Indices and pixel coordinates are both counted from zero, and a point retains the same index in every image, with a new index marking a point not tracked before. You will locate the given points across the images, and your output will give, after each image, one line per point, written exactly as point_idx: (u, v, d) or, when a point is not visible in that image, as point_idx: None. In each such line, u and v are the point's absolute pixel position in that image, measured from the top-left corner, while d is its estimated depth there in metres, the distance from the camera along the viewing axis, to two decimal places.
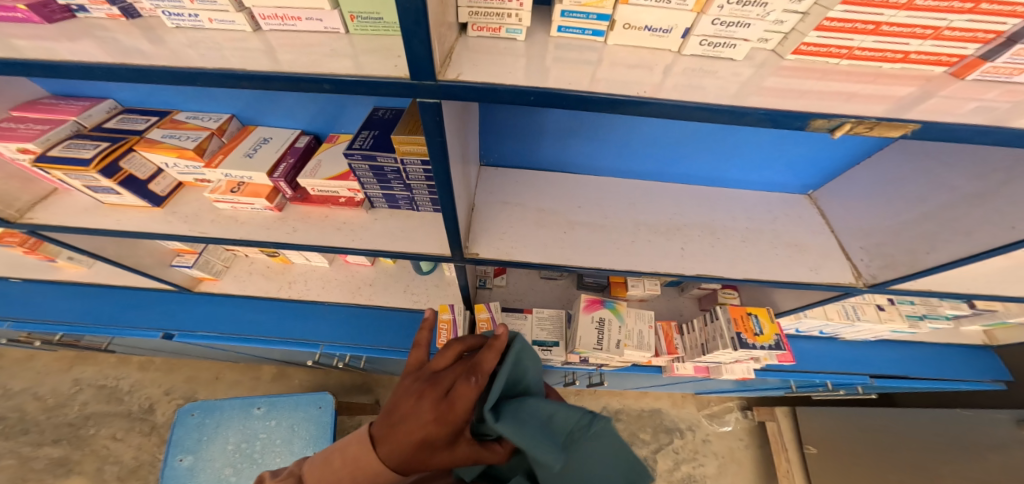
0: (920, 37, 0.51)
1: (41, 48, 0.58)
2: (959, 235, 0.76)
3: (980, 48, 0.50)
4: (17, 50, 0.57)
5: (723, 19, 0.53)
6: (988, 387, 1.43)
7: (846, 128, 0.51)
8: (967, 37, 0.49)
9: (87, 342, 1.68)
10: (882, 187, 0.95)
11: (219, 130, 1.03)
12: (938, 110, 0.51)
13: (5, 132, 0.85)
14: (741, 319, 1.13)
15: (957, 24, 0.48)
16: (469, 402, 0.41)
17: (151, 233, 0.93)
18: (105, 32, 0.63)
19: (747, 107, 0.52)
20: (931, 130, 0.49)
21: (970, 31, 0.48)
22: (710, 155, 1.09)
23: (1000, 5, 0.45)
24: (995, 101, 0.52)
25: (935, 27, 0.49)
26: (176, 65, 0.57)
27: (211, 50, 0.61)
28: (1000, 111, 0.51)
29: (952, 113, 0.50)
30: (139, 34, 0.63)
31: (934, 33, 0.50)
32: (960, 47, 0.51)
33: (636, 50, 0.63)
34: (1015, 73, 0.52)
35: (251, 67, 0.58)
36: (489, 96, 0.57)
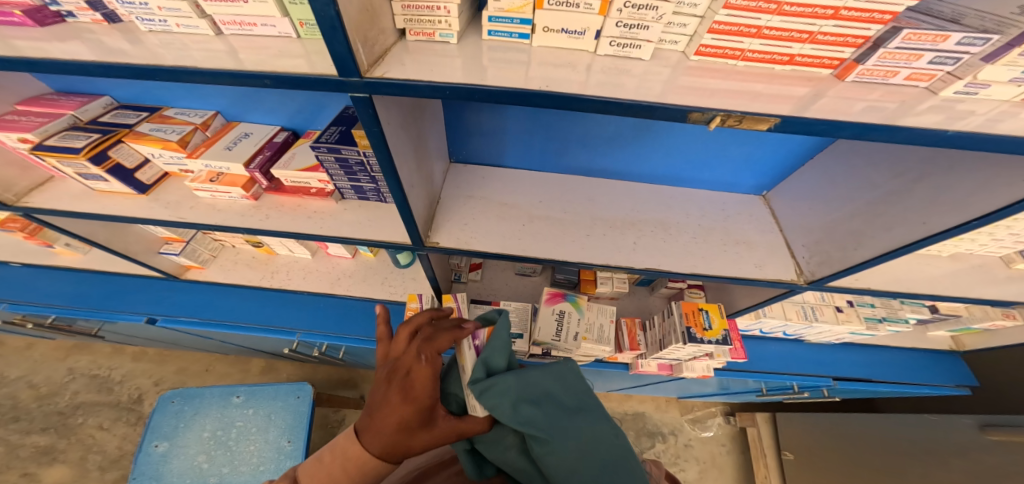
0: (799, 41, 0.55)
1: (32, 48, 0.65)
2: (882, 230, 0.79)
3: (854, 52, 0.55)
4: (12, 49, 0.65)
5: (625, 21, 0.60)
6: (951, 392, 1.45)
7: (717, 121, 0.55)
8: (840, 41, 0.53)
9: (80, 328, 1.76)
10: (821, 186, 0.98)
11: (203, 125, 1.09)
12: (826, 109, 0.54)
13: (7, 123, 0.93)
14: (691, 314, 1.17)
15: (826, 29, 0.52)
16: (428, 381, 0.53)
17: (133, 218, 1.00)
18: (93, 35, 0.70)
19: (652, 102, 0.56)
20: (818, 126, 0.53)
21: (840, 36, 0.52)
22: (663, 156, 1.12)
23: (858, 12, 0.49)
24: (878, 101, 0.55)
25: (810, 31, 0.53)
26: (144, 62, 0.64)
27: (178, 51, 0.67)
28: (888, 110, 0.54)
29: (841, 111, 0.54)
30: (120, 37, 0.69)
31: (810, 37, 0.54)
32: (837, 51, 0.55)
33: (558, 52, 0.68)
34: (888, 76, 0.55)
35: (209, 65, 0.63)
36: (410, 91, 0.62)
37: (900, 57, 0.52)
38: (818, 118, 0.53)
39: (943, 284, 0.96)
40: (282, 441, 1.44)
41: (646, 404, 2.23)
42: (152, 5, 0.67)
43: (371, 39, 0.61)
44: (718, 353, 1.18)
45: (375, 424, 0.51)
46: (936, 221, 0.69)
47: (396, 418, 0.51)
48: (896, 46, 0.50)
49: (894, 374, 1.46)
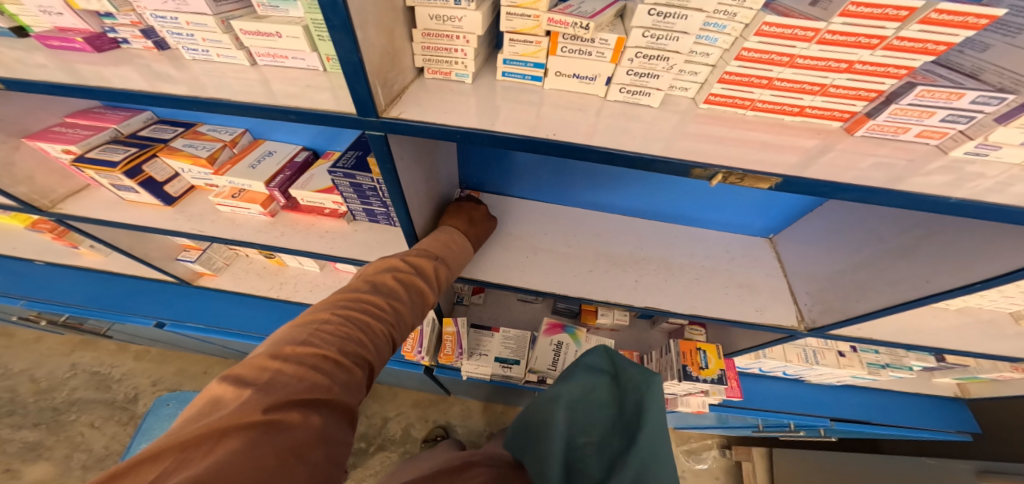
0: (811, 93, 0.58)
1: (92, 72, 0.71)
2: (885, 285, 0.80)
3: (866, 105, 0.57)
4: (73, 72, 0.70)
5: (635, 70, 0.63)
6: (952, 437, 1.43)
7: (721, 178, 0.57)
8: (852, 94, 0.56)
9: (90, 325, 1.79)
10: (829, 234, 0.99)
11: (232, 142, 1.13)
12: (835, 164, 0.57)
13: (54, 135, 0.98)
14: (689, 353, 1.17)
15: (839, 82, 0.55)
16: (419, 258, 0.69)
17: (156, 229, 1.03)
18: (144, 61, 0.74)
19: (662, 157, 0.58)
20: (825, 187, 0.54)
21: (853, 88, 0.55)
22: (668, 196, 1.15)
23: (872, 67, 0.52)
24: (889, 157, 0.58)
25: (822, 84, 0.56)
26: (186, 92, 0.67)
27: (217, 80, 0.71)
28: (897, 168, 0.56)
29: (851, 169, 0.56)
30: (167, 63, 0.74)
31: (821, 90, 0.57)
32: (849, 104, 0.58)
33: (569, 94, 0.71)
34: (899, 131, 0.58)
35: (242, 96, 0.67)
36: (425, 133, 0.65)
37: (912, 114, 0.54)
38: (824, 179, 0.54)
39: (947, 334, 0.96)
40: None
41: None
42: (196, 37, 0.72)
43: (390, 79, 0.64)
44: (713, 391, 1.17)
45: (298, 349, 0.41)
46: (939, 280, 0.71)
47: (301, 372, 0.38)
48: (909, 102, 0.53)
49: (897, 418, 1.44)
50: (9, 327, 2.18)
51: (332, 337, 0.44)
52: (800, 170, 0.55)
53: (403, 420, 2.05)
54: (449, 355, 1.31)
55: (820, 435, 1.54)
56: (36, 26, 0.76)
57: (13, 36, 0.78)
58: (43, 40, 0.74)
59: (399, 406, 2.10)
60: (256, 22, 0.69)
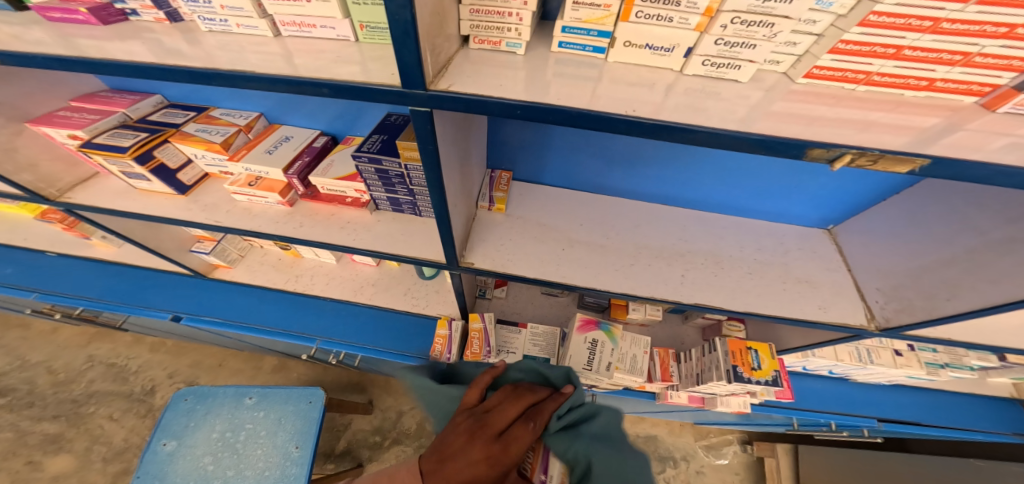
0: (947, 63, 0.46)
1: (95, 47, 0.62)
2: (986, 283, 0.70)
3: (1014, 78, 0.45)
4: (75, 48, 0.62)
5: (727, 39, 0.52)
6: (1005, 439, 1.35)
7: (847, 160, 0.47)
8: (1002, 64, 0.44)
9: (104, 319, 1.75)
10: (907, 224, 0.88)
11: (247, 127, 1.05)
12: (959, 144, 0.45)
13: (59, 119, 0.91)
14: (739, 352, 1.09)
15: (989, 49, 0.43)
16: (524, 442, 0.52)
17: (168, 219, 0.95)
18: (153, 34, 0.66)
19: (762, 136, 0.48)
20: (967, 170, 0.44)
21: (1006, 57, 0.43)
22: (719, 183, 1.05)
23: None
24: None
25: (966, 52, 0.44)
26: (202, 65, 0.59)
27: (236, 53, 0.62)
28: None
29: (978, 149, 0.45)
30: (179, 36, 0.65)
31: (963, 59, 0.45)
32: (993, 75, 0.46)
33: (637, 68, 0.60)
34: None
35: (267, 70, 0.58)
36: (477, 108, 0.56)
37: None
38: (967, 158, 0.44)
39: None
40: (289, 447, 1.40)
41: (660, 427, 2.09)
42: (214, 3, 0.63)
43: (437, 46, 0.55)
44: (762, 392, 1.10)
45: (504, 450, 0.51)
46: None
47: (477, 473, 0.50)
48: None
49: (945, 418, 1.36)
50: (24, 318, 2.15)
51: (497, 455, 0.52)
52: (933, 145, 0.45)
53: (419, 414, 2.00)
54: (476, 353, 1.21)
55: (863, 435, 1.47)
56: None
57: (11, 9, 0.69)
58: (43, 11, 0.66)
59: None
60: None
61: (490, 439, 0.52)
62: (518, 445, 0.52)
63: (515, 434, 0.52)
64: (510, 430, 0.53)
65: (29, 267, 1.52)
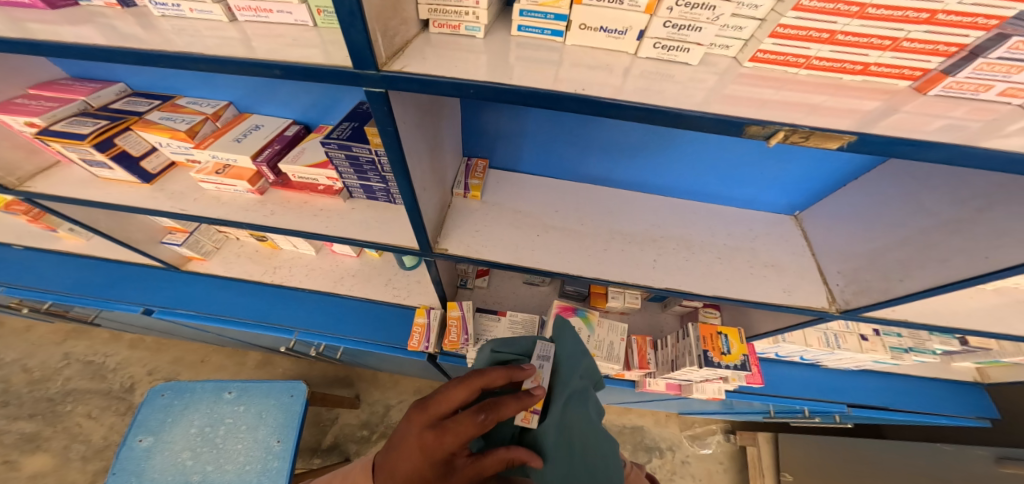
0: (879, 48, 0.47)
1: (46, 31, 0.61)
2: (934, 262, 0.72)
3: (942, 61, 0.46)
4: (23, 31, 0.61)
5: (674, 21, 0.52)
6: (969, 422, 1.40)
7: (782, 136, 0.48)
8: (928, 49, 0.45)
9: (77, 314, 1.71)
10: (865, 208, 0.91)
11: (215, 115, 1.03)
12: (899, 125, 0.46)
13: (16, 106, 0.88)
14: (710, 337, 1.12)
15: (915, 35, 0.44)
16: (462, 436, 0.45)
17: (134, 208, 0.93)
18: (105, 19, 0.64)
19: (709, 115, 0.48)
20: (902, 147, 0.45)
21: (930, 43, 0.44)
22: (690, 170, 1.06)
23: (959, 16, 0.41)
24: (963, 119, 0.47)
25: (894, 37, 0.45)
26: (154, 48, 0.58)
27: (190, 37, 0.61)
28: (970, 130, 0.46)
29: (916, 129, 0.46)
30: (133, 21, 0.64)
31: (892, 44, 0.46)
32: (922, 60, 0.47)
33: (593, 51, 0.61)
34: (981, 90, 0.47)
35: (220, 53, 0.57)
36: (432, 88, 0.56)
37: (999, 69, 0.43)
38: (900, 136, 0.45)
39: (998, 310, 0.87)
40: (270, 441, 1.39)
41: (646, 418, 2.12)
42: None
43: (391, 28, 0.55)
44: (733, 377, 1.13)
45: (438, 439, 0.45)
46: (1001, 255, 0.62)
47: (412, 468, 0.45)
48: (998, 56, 0.42)
49: (913, 402, 1.40)
50: None
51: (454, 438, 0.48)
52: (873, 127, 0.46)
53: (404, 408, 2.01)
54: (454, 341, 1.23)
55: (836, 421, 1.50)
56: None
57: None
58: None
59: (400, 393, 2.05)
60: None
61: (429, 424, 0.47)
62: (454, 437, 0.45)
63: (456, 424, 0.45)
64: (451, 420, 0.46)
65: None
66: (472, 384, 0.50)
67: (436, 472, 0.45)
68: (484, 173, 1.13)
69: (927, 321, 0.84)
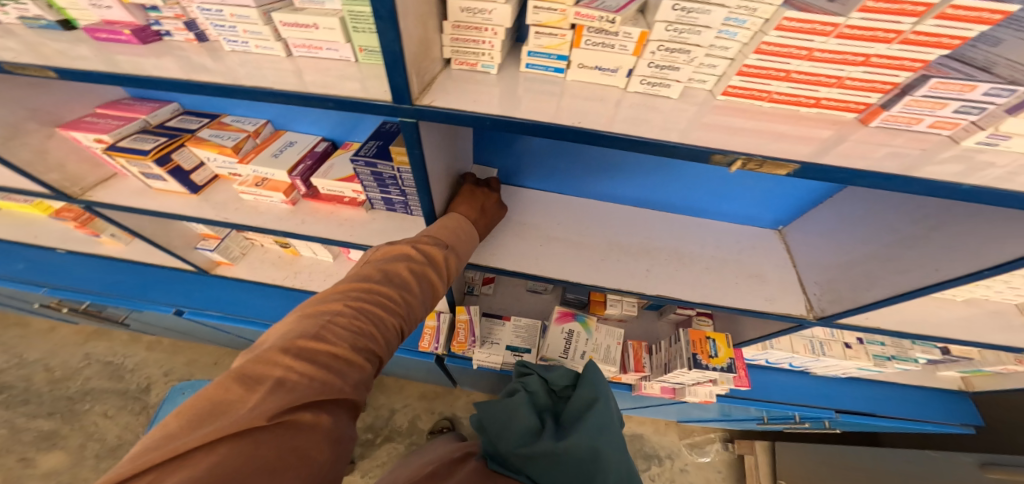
0: (827, 85, 0.55)
1: (131, 62, 0.73)
2: (895, 274, 0.82)
3: (881, 97, 0.55)
4: (114, 63, 0.73)
5: (657, 62, 0.64)
6: (955, 430, 1.45)
7: (739, 164, 0.58)
8: (868, 86, 0.53)
9: (108, 313, 1.83)
10: (839, 226, 1.01)
11: (255, 133, 1.15)
12: (848, 152, 0.55)
13: (87, 124, 1.02)
14: (699, 341, 1.20)
15: (856, 74, 0.52)
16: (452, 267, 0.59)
17: (183, 216, 1.06)
18: (183, 52, 0.77)
19: (684, 144, 0.58)
20: (848, 174, 0.54)
21: (869, 81, 0.53)
22: (679, 187, 1.17)
23: (889, 60, 0.49)
24: (902, 147, 0.56)
25: (838, 76, 0.54)
26: (225, 81, 0.70)
27: (253, 70, 0.74)
28: (911, 157, 0.54)
29: (864, 157, 0.55)
30: (205, 54, 0.77)
31: (838, 82, 0.55)
32: (864, 95, 0.56)
33: (590, 86, 0.72)
34: (913, 122, 0.55)
35: (281, 85, 0.69)
36: (455, 120, 0.67)
37: (925, 105, 0.52)
38: (844, 166, 0.54)
39: (966, 317, 0.95)
40: None
41: (645, 426, 2.17)
42: (237, 28, 0.74)
43: (422, 69, 0.67)
44: (721, 380, 1.19)
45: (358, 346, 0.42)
46: (948, 268, 0.72)
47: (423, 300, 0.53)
48: (922, 94, 0.50)
49: (900, 410, 1.45)
50: (26, 317, 2.22)
51: (427, 285, 0.52)
52: (829, 155, 0.55)
53: (410, 412, 2.09)
54: (462, 343, 1.33)
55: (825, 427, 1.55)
56: (85, 19, 0.79)
57: (61, 29, 0.79)
58: (91, 32, 0.76)
59: (407, 397, 2.14)
60: (294, 14, 0.71)
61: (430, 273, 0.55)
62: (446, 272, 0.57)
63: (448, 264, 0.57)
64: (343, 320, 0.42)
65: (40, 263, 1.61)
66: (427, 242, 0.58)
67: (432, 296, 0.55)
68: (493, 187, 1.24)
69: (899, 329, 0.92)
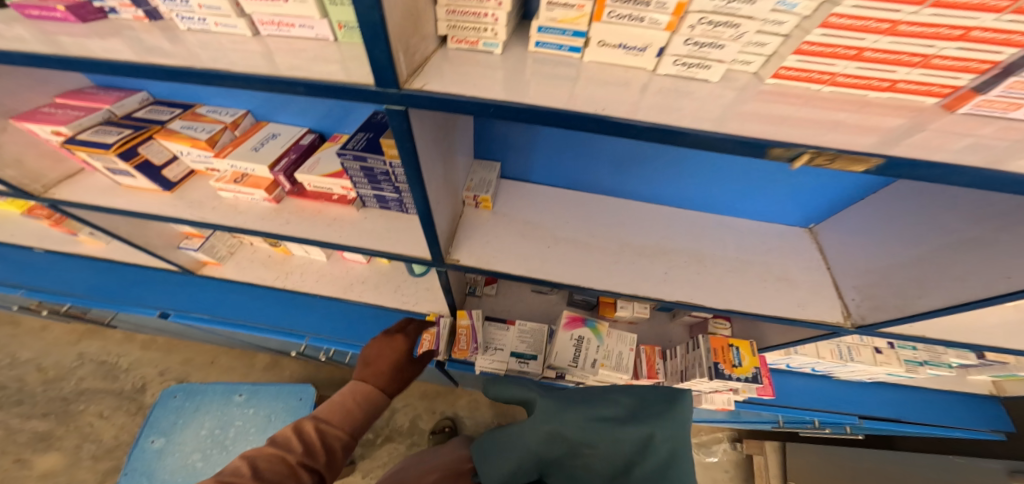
0: (908, 65, 0.45)
1: (76, 45, 0.62)
2: (955, 281, 0.70)
3: (974, 79, 0.44)
4: (56, 45, 0.62)
5: (696, 38, 0.53)
6: (986, 436, 1.37)
7: (806, 158, 0.46)
8: (959, 66, 0.43)
9: (93, 315, 1.75)
10: (882, 223, 0.89)
11: (234, 124, 1.05)
12: (921, 144, 0.45)
13: (43, 115, 0.90)
14: (720, 350, 1.11)
15: (947, 52, 0.42)
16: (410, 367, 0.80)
17: (154, 216, 0.95)
18: (133, 32, 0.66)
19: (727, 137, 0.48)
20: (933, 170, 0.44)
21: (962, 60, 0.43)
22: (701, 181, 1.06)
23: (994, 33, 0.39)
24: (990, 138, 0.46)
25: (924, 54, 0.44)
26: (180, 64, 0.58)
27: (215, 51, 0.62)
28: (996, 151, 0.44)
29: (944, 149, 0.45)
30: (159, 34, 0.65)
31: (923, 61, 0.44)
32: (952, 77, 0.45)
33: (612, 68, 0.61)
34: (1011, 109, 0.46)
35: (243, 69, 0.57)
36: (452, 107, 0.56)
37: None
38: (927, 159, 0.44)
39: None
40: None
41: None
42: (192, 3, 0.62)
43: (412, 46, 0.56)
44: (745, 389, 1.12)
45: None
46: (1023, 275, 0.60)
47: None
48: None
49: (928, 415, 1.37)
50: (14, 316, 2.13)
51: None
52: (897, 146, 0.45)
53: (410, 411, 2.02)
54: (463, 350, 1.21)
55: (846, 432, 1.47)
56: None
57: None
58: (21, 8, 0.66)
59: (407, 397, 2.06)
60: None
61: None
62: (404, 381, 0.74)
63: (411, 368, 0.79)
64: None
65: (14, 264, 1.51)
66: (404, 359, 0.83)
67: None
68: (495, 182, 1.14)
69: (949, 339, 0.83)
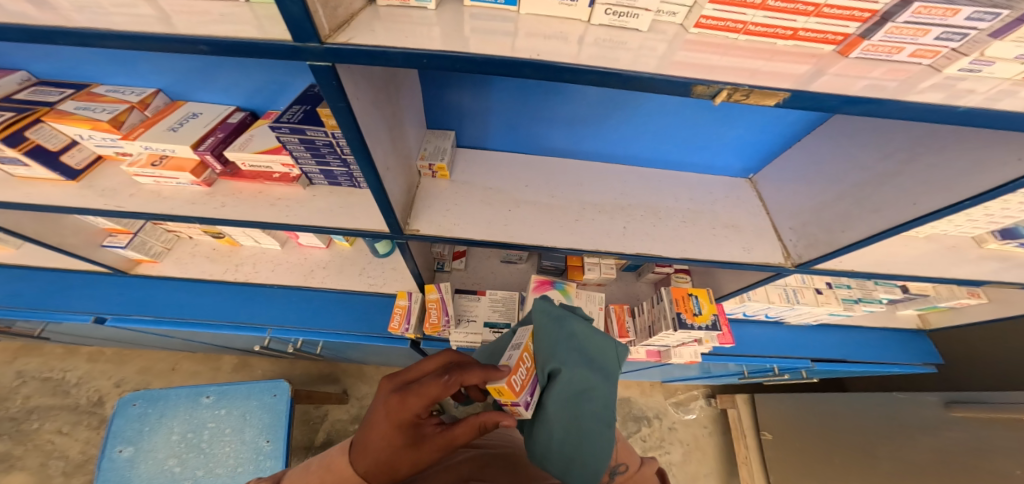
0: (803, 14, 0.47)
1: None
2: (871, 212, 0.76)
3: (859, 27, 0.46)
4: None
5: None
6: (919, 369, 1.52)
7: (725, 95, 0.49)
8: (846, 15, 0.46)
9: (20, 328, 1.60)
10: (811, 169, 0.94)
11: (141, 104, 0.94)
12: (826, 88, 0.47)
13: None
14: (681, 299, 1.17)
15: (833, 0, 0.44)
16: (430, 397, 0.42)
17: (60, 208, 0.83)
18: None
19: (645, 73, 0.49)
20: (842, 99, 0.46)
21: (847, 9, 0.45)
22: (651, 136, 1.07)
23: None
24: (880, 79, 0.48)
25: (815, 3, 0.45)
26: (50, 23, 0.49)
27: (95, 15, 0.51)
28: (887, 90, 0.46)
29: (842, 92, 0.46)
30: None
31: (815, 9, 0.46)
32: (841, 25, 0.47)
33: (547, 20, 0.59)
34: (895, 51, 0.48)
35: (131, 27, 0.49)
36: (381, 60, 0.53)
37: (906, 33, 0.44)
38: (832, 92, 0.46)
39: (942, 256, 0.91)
40: (260, 441, 1.35)
41: (631, 389, 2.17)
42: None
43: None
44: (706, 338, 1.19)
45: (403, 403, 0.42)
46: (927, 202, 0.66)
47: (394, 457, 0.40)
48: (904, 21, 0.43)
49: (868, 353, 1.51)
50: None
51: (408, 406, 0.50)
52: (809, 88, 0.47)
53: None
54: (435, 324, 1.21)
55: (802, 377, 1.63)
56: None
57: None
58: None
59: None
60: None
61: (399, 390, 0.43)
62: (427, 398, 0.42)
63: (425, 385, 0.42)
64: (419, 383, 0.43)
65: None
66: (441, 356, 0.48)
67: (410, 435, 0.41)
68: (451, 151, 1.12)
69: (872, 271, 0.87)
